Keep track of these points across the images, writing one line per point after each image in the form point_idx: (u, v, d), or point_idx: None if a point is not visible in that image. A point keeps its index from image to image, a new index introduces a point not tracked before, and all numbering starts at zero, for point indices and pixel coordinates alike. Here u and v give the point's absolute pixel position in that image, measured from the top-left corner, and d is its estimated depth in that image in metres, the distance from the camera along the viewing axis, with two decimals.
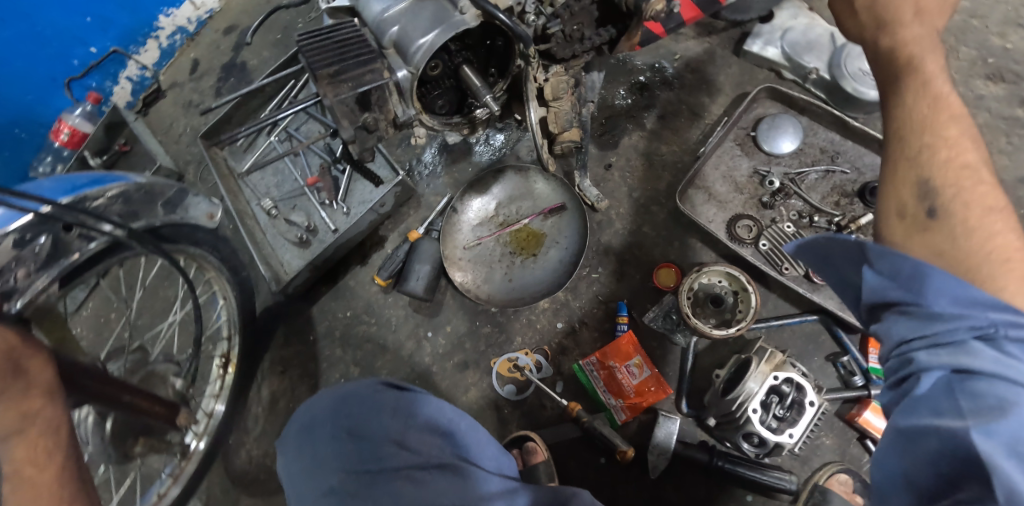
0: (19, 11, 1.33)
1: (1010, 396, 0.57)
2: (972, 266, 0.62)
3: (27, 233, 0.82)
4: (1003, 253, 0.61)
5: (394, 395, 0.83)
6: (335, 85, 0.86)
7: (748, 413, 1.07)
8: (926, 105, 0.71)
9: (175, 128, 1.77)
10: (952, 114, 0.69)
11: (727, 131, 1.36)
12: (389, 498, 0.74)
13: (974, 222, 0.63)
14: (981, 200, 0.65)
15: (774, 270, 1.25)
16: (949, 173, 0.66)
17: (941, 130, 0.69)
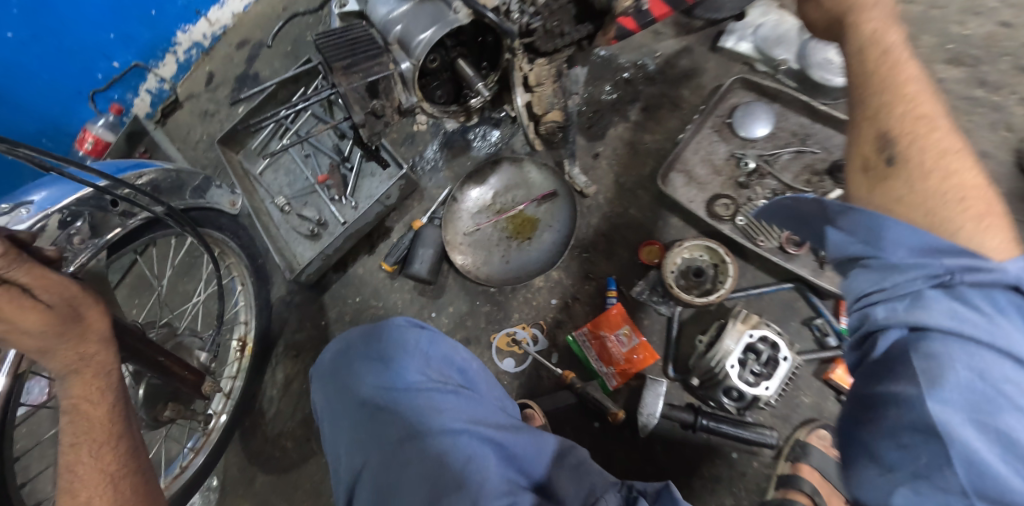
0: (48, 29, 1.46)
1: (963, 352, 0.60)
2: (933, 211, 0.65)
3: (68, 214, 0.95)
4: (958, 193, 0.65)
5: (419, 333, 0.97)
6: (348, 75, 0.98)
7: (727, 369, 1.20)
8: (888, 59, 0.74)
9: (193, 135, 1.91)
10: (909, 69, 0.73)
11: (704, 119, 1.46)
12: (411, 409, 0.87)
13: (935, 169, 0.67)
14: (943, 146, 0.68)
15: (750, 242, 1.35)
16: (910, 123, 0.70)
17: (898, 82, 0.72)
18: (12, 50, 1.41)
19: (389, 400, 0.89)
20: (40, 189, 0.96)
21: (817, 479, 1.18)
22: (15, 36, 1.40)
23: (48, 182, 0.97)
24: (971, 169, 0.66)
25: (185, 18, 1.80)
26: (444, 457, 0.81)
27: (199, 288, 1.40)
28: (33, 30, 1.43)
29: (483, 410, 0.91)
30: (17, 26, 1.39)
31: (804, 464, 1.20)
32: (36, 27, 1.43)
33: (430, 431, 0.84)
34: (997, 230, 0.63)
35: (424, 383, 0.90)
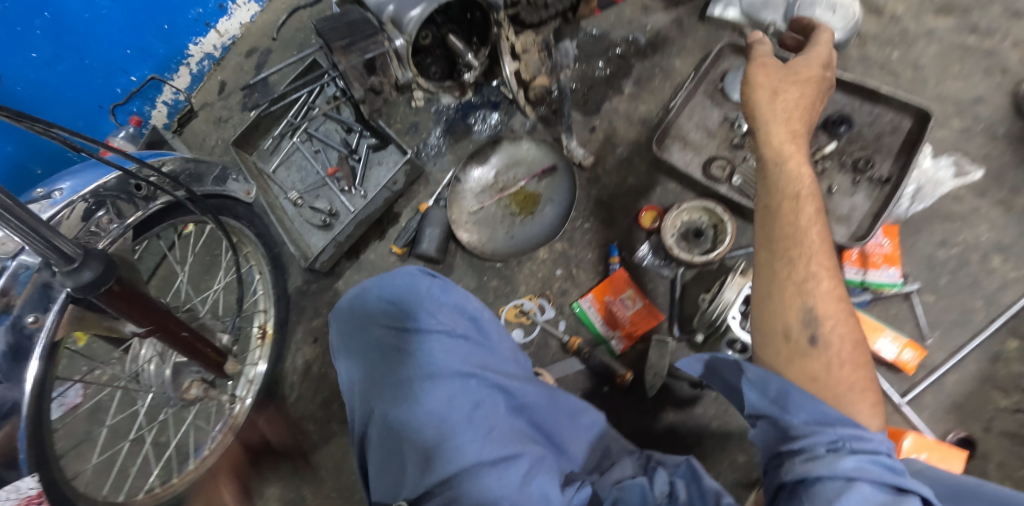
0: (70, 48, 1.49)
1: (846, 490, 0.65)
2: (840, 389, 0.77)
3: (92, 202, 1.02)
4: (860, 384, 0.77)
5: (431, 280, 0.99)
6: (347, 53, 1.04)
7: (728, 320, 1.26)
8: (814, 235, 0.86)
9: (208, 142, 1.95)
10: (826, 251, 0.86)
11: (695, 85, 1.49)
12: (422, 355, 0.91)
13: (841, 351, 0.79)
14: (848, 332, 0.81)
15: (747, 199, 1.37)
16: (825, 304, 0.82)
17: (820, 262, 0.84)
18: (37, 70, 1.44)
19: (403, 345, 0.92)
20: (64, 181, 1.04)
21: None
22: (38, 56, 1.43)
23: (71, 174, 1.06)
24: (862, 360, 0.81)
25: (195, 31, 1.83)
26: (454, 402, 0.86)
27: (219, 275, 1.48)
28: (55, 49, 1.46)
29: (491, 359, 0.95)
30: (41, 47, 1.42)
31: None
32: (60, 47, 1.46)
33: (442, 379, 0.88)
34: (878, 413, 0.77)
35: (437, 330, 0.93)
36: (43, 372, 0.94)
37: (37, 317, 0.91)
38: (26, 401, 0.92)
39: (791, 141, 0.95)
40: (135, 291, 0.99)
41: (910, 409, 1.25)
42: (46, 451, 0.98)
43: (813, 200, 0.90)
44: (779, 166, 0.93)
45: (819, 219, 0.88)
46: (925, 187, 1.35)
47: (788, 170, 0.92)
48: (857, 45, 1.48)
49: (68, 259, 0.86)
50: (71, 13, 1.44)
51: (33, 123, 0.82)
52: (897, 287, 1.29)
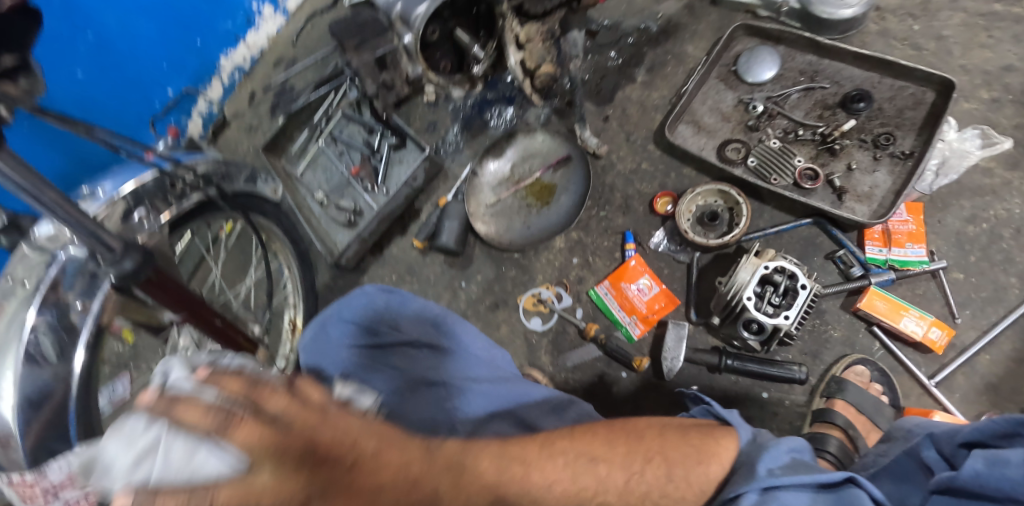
0: (114, 64, 1.57)
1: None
2: (694, 491, 0.81)
3: (131, 201, 1.10)
4: (697, 468, 0.82)
5: (389, 295, 1.05)
6: (358, 51, 1.13)
7: (744, 301, 1.18)
8: (567, 488, 0.78)
9: (241, 148, 2.05)
10: (578, 472, 0.79)
11: (707, 69, 1.48)
12: (391, 369, 0.98)
13: (665, 491, 0.80)
14: (655, 469, 0.81)
15: (763, 181, 1.35)
16: (629, 496, 0.80)
17: (588, 484, 0.79)
18: (84, 88, 1.51)
19: (365, 363, 0.98)
20: (105, 183, 1.12)
21: (850, 414, 1.16)
22: (84, 74, 1.49)
23: (111, 175, 1.15)
24: (654, 438, 0.85)
25: (226, 44, 1.93)
26: (431, 410, 0.94)
27: (251, 270, 1.56)
28: (101, 67, 1.54)
29: (464, 363, 1.00)
30: (86, 65, 1.49)
31: (838, 399, 1.18)
32: (105, 65, 1.55)
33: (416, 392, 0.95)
34: (722, 446, 0.84)
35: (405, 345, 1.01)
36: (90, 356, 1.03)
37: (85, 303, 1.00)
38: (75, 379, 1.01)
39: (405, 465, 0.61)
40: (171, 280, 1.07)
41: (939, 391, 1.21)
42: (94, 427, 1.07)
43: (495, 457, 0.74)
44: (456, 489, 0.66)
45: (528, 463, 0.77)
46: (951, 159, 1.28)
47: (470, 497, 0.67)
48: (876, 19, 1.45)
49: (111, 249, 0.94)
50: (112, 32, 1.52)
51: (77, 126, 0.90)
52: (924, 265, 1.24)
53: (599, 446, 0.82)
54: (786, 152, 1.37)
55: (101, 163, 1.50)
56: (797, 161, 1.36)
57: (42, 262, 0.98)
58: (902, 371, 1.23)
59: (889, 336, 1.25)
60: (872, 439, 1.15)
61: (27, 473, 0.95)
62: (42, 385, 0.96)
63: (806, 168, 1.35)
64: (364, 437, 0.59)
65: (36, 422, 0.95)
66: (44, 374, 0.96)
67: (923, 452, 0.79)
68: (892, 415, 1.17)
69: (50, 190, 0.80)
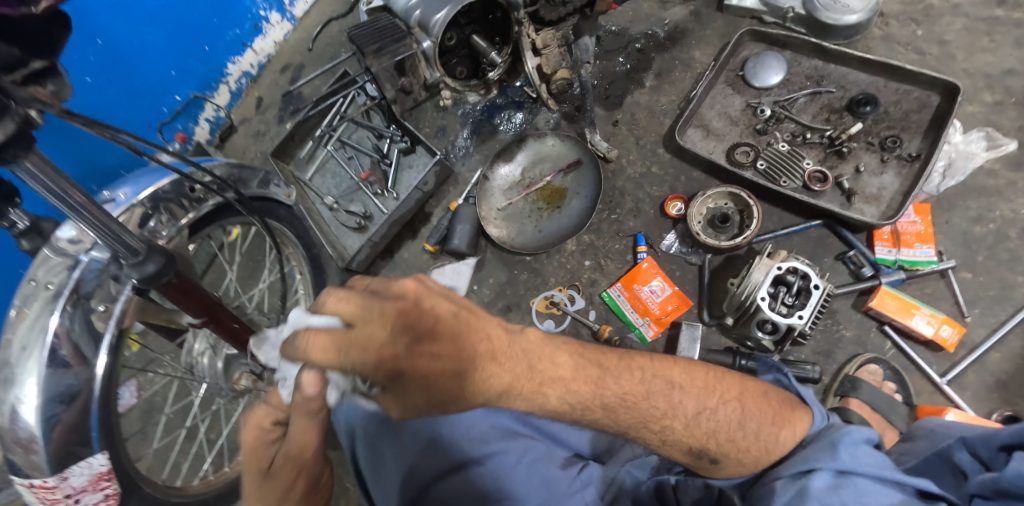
0: (122, 71, 1.57)
1: (780, 491, 0.74)
2: (762, 446, 0.81)
3: (149, 207, 1.11)
4: (777, 419, 0.83)
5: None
6: (378, 57, 1.11)
7: (758, 301, 1.20)
8: (639, 402, 0.81)
9: (249, 154, 2.06)
10: (653, 390, 0.82)
11: (716, 74, 1.50)
12: None
13: (732, 436, 0.81)
14: (730, 406, 0.83)
15: (773, 183, 1.37)
16: (695, 428, 0.81)
17: (659, 404, 0.81)
18: (93, 93, 1.51)
19: None
20: (125, 187, 1.13)
21: (865, 412, 1.17)
22: (93, 80, 1.50)
23: (131, 180, 1.15)
24: (734, 390, 0.85)
25: (234, 51, 1.94)
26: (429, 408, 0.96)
27: (264, 275, 1.56)
28: (108, 75, 1.54)
29: None
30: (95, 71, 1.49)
31: (852, 398, 1.19)
32: (113, 72, 1.55)
33: None
34: (799, 413, 0.85)
35: None
36: (111, 360, 1.03)
37: (107, 306, 1.00)
38: (98, 383, 1.00)
39: (484, 337, 0.76)
40: (194, 284, 1.07)
41: (951, 389, 1.22)
42: (114, 431, 1.06)
43: (573, 358, 0.81)
44: (531, 375, 0.77)
45: (609, 373, 0.82)
46: (957, 161, 1.31)
47: (549, 379, 0.78)
48: (880, 25, 1.48)
49: (134, 251, 0.94)
50: (120, 38, 1.52)
51: (102, 129, 0.89)
52: (933, 265, 1.27)
53: (678, 374, 0.85)
54: (795, 155, 1.39)
55: (113, 170, 1.50)
56: (806, 163, 1.38)
57: (64, 265, 0.97)
58: (913, 369, 1.25)
59: (899, 334, 1.27)
60: (888, 437, 1.15)
61: (49, 477, 0.96)
62: (66, 389, 0.96)
63: (815, 170, 1.37)
64: (439, 304, 0.73)
65: (59, 427, 0.95)
66: (67, 378, 0.96)
67: (955, 454, 0.79)
68: (906, 413, 1.18)
69: (76, 193, 0.81)
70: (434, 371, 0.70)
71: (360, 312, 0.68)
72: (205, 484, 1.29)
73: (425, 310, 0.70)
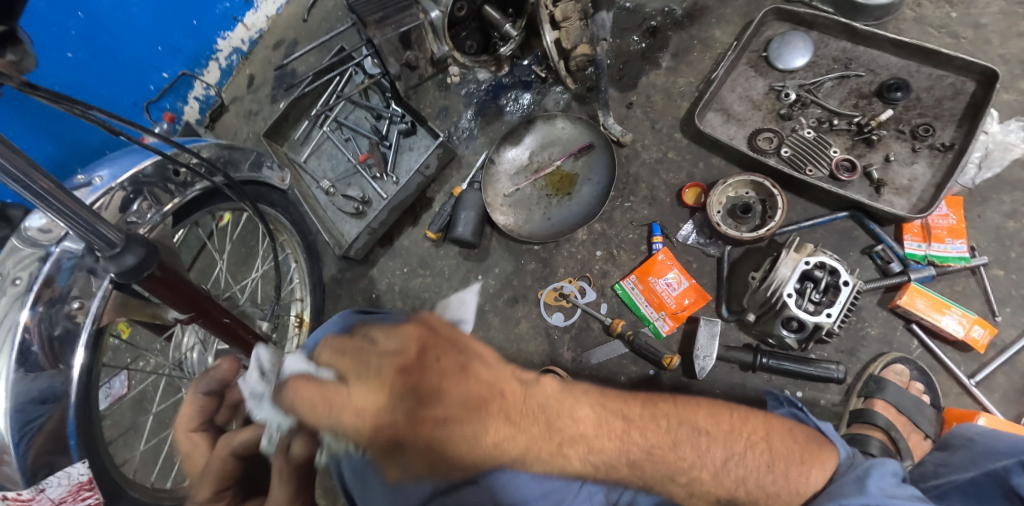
0: (104, 45, 1.47)
1: None
2: (793, 490, 0.77)
3: (130, 190, 1.02)
4: (806, 459, 0.80)
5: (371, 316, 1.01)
6: (381, 28, 1.00)
7: (784, 298, 1.14)
8: (665, 453, 0.78)
9: (240, 134, 1.94)
10: (680, 441, 0.79)
11: (738, 55, 1.42)
12: None
13: (763, 482, 0.78)
14: (759, 451, 0.79)
15: (799, 172, 1.30)
16: (724, 477, 0.78)
17: (686, 455, 0.78)
18: (74, 70, 1.41)
19: None
20: (102, 170, 1.04)
21: (891, 414, 1.13)
22: (74, 56, 1.40)
23: (111, 160, 1.07)
24: (760, 430, 0.81)
25: (224, 25, 1.82)
26: None
27: (256, 264, 1.47)
28: (91, 48, 1.43)
29: None
30: (77, 46, 1.39)
31: (878, 399, 1.14)
32: (95, 47, 1.44)
33: None
34: (827, 449, 0.82)
35: None
36: (90, 360, 0.95)
37: (83, 303, 0.92)
38: (73, 388, 0.92)
39: (497, 396, 0.75)
40: (178, 276, 0.99)
41: (979, 391, 1.18)
42: (94, 435, 0.98)
43: (596, 410, 0.79)
44: (550, 435, 0.76)
45: (635, 426, 0.79)
46: (994, 152, 1.25)
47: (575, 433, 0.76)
48: (912, 5, 1.40)
49: (111, 243, 0.86)
50: (101, 10, 1.41)
51: (71, 105, 0.80)
52: (965, 261, 1.21)
53: (703, 418, 0.82)
54: (822, 142, 1.32)
55: (94, 152, 1.40)
56: (833, 151, 1.31)
57: (35, 257, 0.90)
58: (941, 370, 1.20)
59: (927, 333, 1.22)
60: (914, 440, 1.13)
61: (24, 489, 0.89)
62: (41, 392, 0.88)
63: (842, 158, 1.30)
64: (443, 356, 0.74)
65: (34, 435, 0.88)
66: (41, 382, 0.88)
67: (1012, 479, 0.78)
68: (933, 416, 1.13)
69: (41, 178, 0.73)
70: (435, 438, 0.72)
71: (355, 368, 0.73)
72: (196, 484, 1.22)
73: (428, 364, 0.73)
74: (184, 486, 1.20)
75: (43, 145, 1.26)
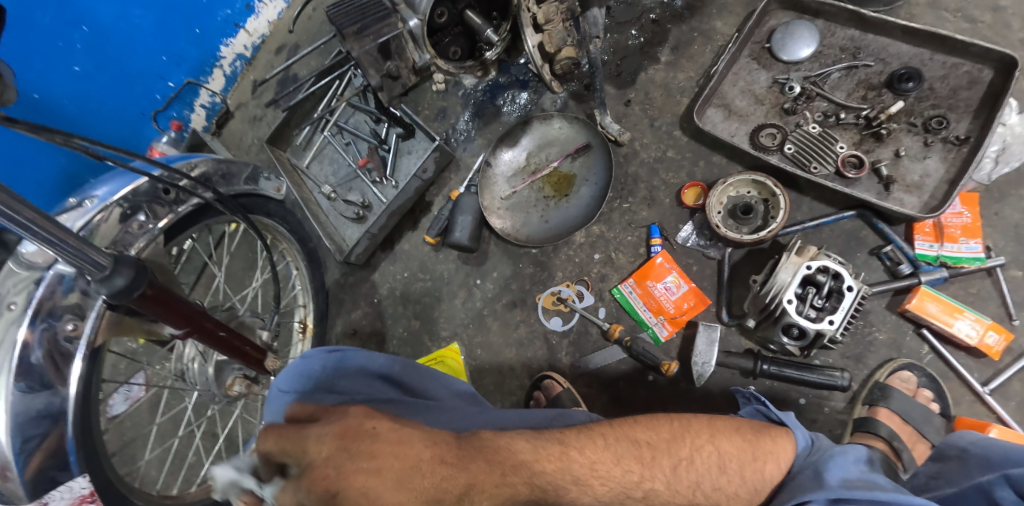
0: (109, 58, 1.47)
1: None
2: (751, 487, 0.85)
3: (127, 207, 1.05)
4: (761, 456, 0.87)
5: (327, 355, 0.94)
6: (359, 39, 1.00)
7: (784, 304, 1.10)
8: (611, 468, 0.83)
9: (245, 140, 1.96)
10: (624, 454, 0.84)
11: (739, 47, 1.36)
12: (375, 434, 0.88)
13: (719, 484, 0.84)
14: (706, 457, 0.86)
15: (802, 170, 1.25)
16: (678, 485, 0.84)
17: (633, 469, 0.84)
18: (81, 83, 1.42)
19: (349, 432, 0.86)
20: (99, 188, 1.06)
21: (895, 424, 1.09)
22: (81, 69, 1.41)
23: (105, 180, 1.08)
24: (703, 433, 0.88)
25: (225, 32, 1.80)
26: None
27: (257, 273, 1.49)
28: (97, 61, 1.44)
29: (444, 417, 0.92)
30: (83, 59, 1.40)
31: (882, 408, 1.10)
32: (101, 59, 1.45)
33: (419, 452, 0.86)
34: (781, 439, 0.89)
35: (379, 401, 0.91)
36: (85, 373, 0.98)
37: (77, 325, 0.96)
38: (71, 406, 0.95)
39: (432, 444, 0.76)
40: (170, 294, 1.01)
41: (993, 399, 1.13)
42: (94, 450, 1.01)
43: (529, 442, 0.82)
44: (493, 469, 0.77)
45: (579, 457, 0.83)
46: (1012, 145, 1.17)
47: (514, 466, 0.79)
48: None
49: (100, 267, 0.89)
50: (107, 24, 1.42)
51: (52, 135, 0.84)
52: (979, 262, 1.15)
53: (640, 431, 0.87)
54: (827, 138, 1.26)
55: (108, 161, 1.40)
56: (839, 147, 1.25)
57: (32, 280, 0.94)
58: (953, 377, 1.15)
59: (938, 338, 1.17)
60: (919, 450, 1.08)
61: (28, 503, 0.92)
62: (36, 413, 0.91)
63: (850, 154, 1.25)
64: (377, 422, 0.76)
65: (33, 451, 0.91)
66: (38, 400, 0.92)
67: (996, 492, 0.76)
68: (941, 425, 1.09)
69: (24, 209, 0.75)
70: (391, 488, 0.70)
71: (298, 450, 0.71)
72: (202, 489, 1.25)
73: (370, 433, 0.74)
74: (191, 493, 1.23)
75: (54, 157, 1.26)
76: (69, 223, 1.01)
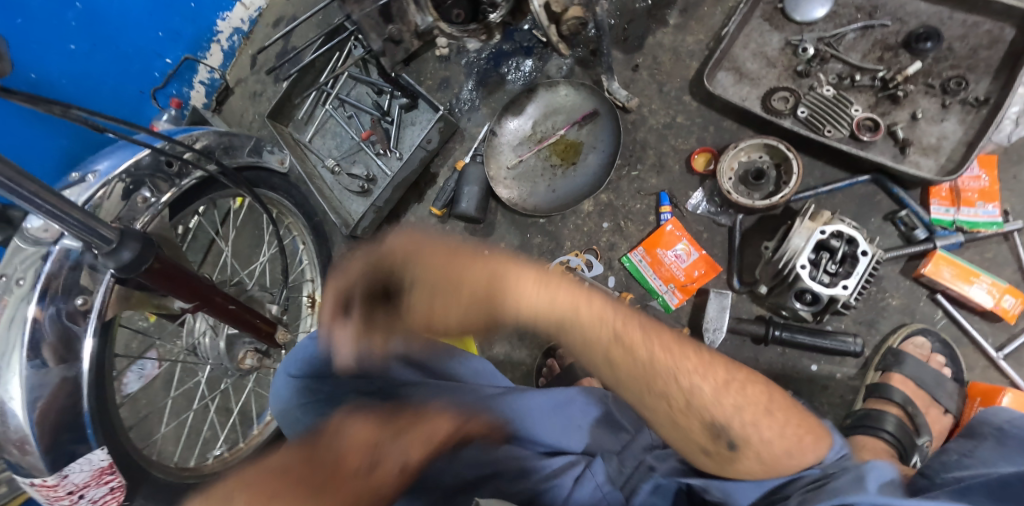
0: (106, 35, 1.40)
1: None
2: (786, 443, 0.78)
3: (129, 182, 1.03)
4: (798, 429, 0.80)
5: None
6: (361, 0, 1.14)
7: (798, 270, 1.08)
8: (673, 346, 0.82)
9: (247, 117, 1.85)
10: (685, 342, 0.84)
11: (752, 7, 1.31)
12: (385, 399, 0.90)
13: (758, 421, 0.79)
14: (757, 392, 0.82)
15: (816, 133, 1.23)
16: (722, 399, 0.80)
17: (693, 360, 0.82)
18: (79, 63, 1.36)
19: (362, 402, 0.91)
20: (98, 163, 1.04)
21: (909, 388, 1.09)
22: (78, 47, 1.34)
23: (105, 155, 1.06)
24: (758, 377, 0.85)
25: (221, 5, 1.71)
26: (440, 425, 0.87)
27: (263, 248, 1.48)
28: (94, 39, 1.38)
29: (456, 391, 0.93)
30: (79, 37, 1.33)
31: (895, 373, 1.10)
32: (100, 36, 1.39)
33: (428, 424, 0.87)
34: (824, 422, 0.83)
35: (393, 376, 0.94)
36: (97, 349, 0.97)
37: (86, 300, 0.94)
38: (85, 382, 0.95)
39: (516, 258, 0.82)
40: (177, 268, 1.00)
41: (1007, 364, 1.13)
42: (111, 425, 1.01)
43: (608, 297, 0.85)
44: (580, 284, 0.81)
45: (647, 324, 0.83)
46: None
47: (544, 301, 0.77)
48: None
49: (107, 240, 0.87)
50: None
51: (51, 106, 0.82)
52: (997, 227, 1.13)
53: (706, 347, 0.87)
54: (842, 101, 1.24)
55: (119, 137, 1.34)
56: (854, 110, 1.23)
57: (38, 256, 0.92)
58: (966, 342, 1.15)
59: (953, 303, 1.16)
60: (932, 415, 1.08)
61: (50, 476, 0.93)
62: (52, 389, 0.91)
63: (864, 117, 1.22)
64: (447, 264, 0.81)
65: (52, 427, 0.91)
66: (53, 376, 0.91)
67: None
68: (954, 390, 1.09)
69: (28, 181, 0.72)
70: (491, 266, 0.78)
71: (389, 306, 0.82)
72: (219, 462, 1.27)
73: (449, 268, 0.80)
74: (208, 464, 1.24)
75: (56, 138, 1.22)
76: (74, 198, 1.00)
